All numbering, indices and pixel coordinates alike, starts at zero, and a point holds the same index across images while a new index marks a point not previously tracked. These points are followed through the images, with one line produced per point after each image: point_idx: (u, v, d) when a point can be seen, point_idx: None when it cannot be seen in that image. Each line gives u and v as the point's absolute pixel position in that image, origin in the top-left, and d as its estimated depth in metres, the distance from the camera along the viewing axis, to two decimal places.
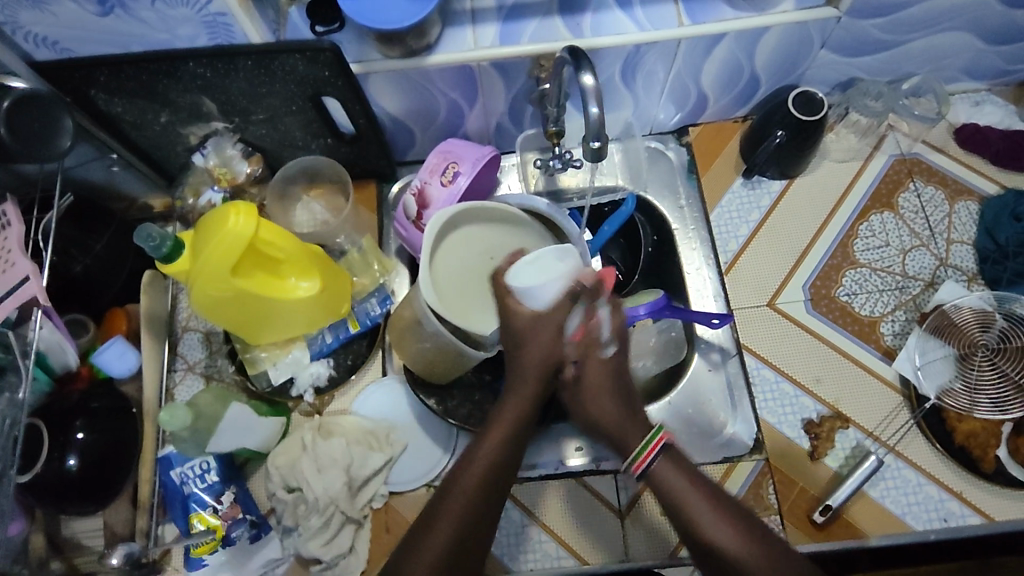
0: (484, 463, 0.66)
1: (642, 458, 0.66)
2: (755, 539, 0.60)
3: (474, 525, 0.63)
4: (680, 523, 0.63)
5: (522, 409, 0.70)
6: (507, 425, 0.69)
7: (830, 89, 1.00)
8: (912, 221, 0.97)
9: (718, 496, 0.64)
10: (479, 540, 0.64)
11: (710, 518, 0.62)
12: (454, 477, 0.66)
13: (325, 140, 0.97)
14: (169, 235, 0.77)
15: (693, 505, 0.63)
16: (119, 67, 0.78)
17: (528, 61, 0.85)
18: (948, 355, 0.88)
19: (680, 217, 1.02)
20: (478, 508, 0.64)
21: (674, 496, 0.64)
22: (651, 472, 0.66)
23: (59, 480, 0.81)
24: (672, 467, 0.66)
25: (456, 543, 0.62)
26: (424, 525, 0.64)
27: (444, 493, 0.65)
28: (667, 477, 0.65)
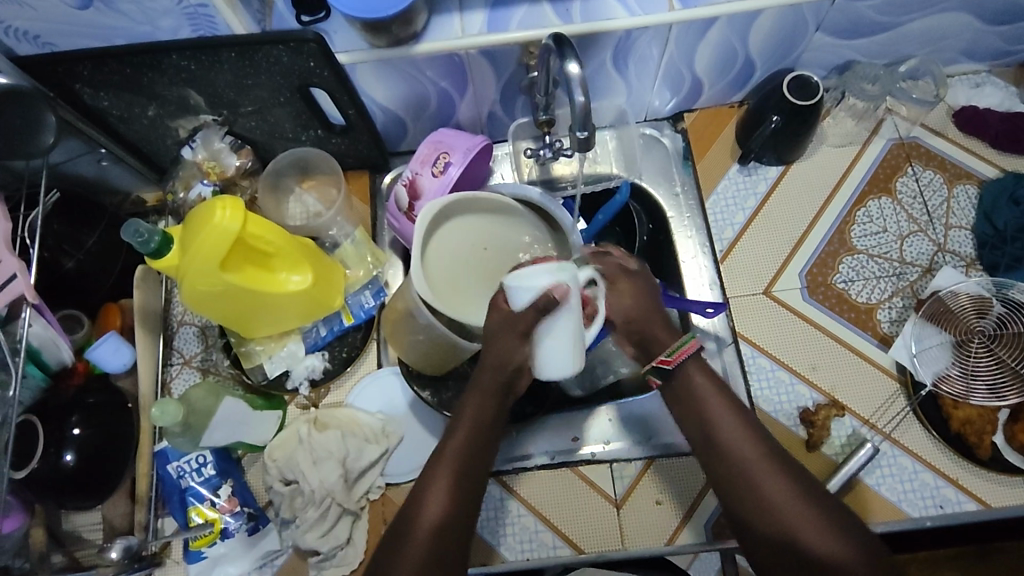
0: (451, 470, 0.66)
1: (673, 358, 0.67)
2: (776, 456, 0.63)
3: (446, 533, 0.63)
4: (702, 431, 0.66)
5: (480, 416, 0.69)
6: (467, 433, 0.68)
7: (827, 73, 0.98)
8: (910, 206, 0.96)
9: (742, 412, 0.66)
10: (456, 547, 0.63)
11: (733, 430, 0.64)
12: (422, 487, 0.66)
13: (316, 132, 0.96)
14: (157, 230, 0.77)
15: (718, 417, 0.65)
16: (103, 61, 0.77)
17: (517, 49, 0.84)
18: (944, 342, 0.87)
19: (675, 205, 1.01)
20: (451, 516, 0.64)
21: (699, 403, 0.66)
22: (678, 376, 0.68)
23: (55, 475, 0.82)
24: (698, 372, 0.67)
25: (430, 550, 0.62)
26: (398, 536, 0.64)
27: (414, 505, 0.65)
28: (696, 381, 0.67)
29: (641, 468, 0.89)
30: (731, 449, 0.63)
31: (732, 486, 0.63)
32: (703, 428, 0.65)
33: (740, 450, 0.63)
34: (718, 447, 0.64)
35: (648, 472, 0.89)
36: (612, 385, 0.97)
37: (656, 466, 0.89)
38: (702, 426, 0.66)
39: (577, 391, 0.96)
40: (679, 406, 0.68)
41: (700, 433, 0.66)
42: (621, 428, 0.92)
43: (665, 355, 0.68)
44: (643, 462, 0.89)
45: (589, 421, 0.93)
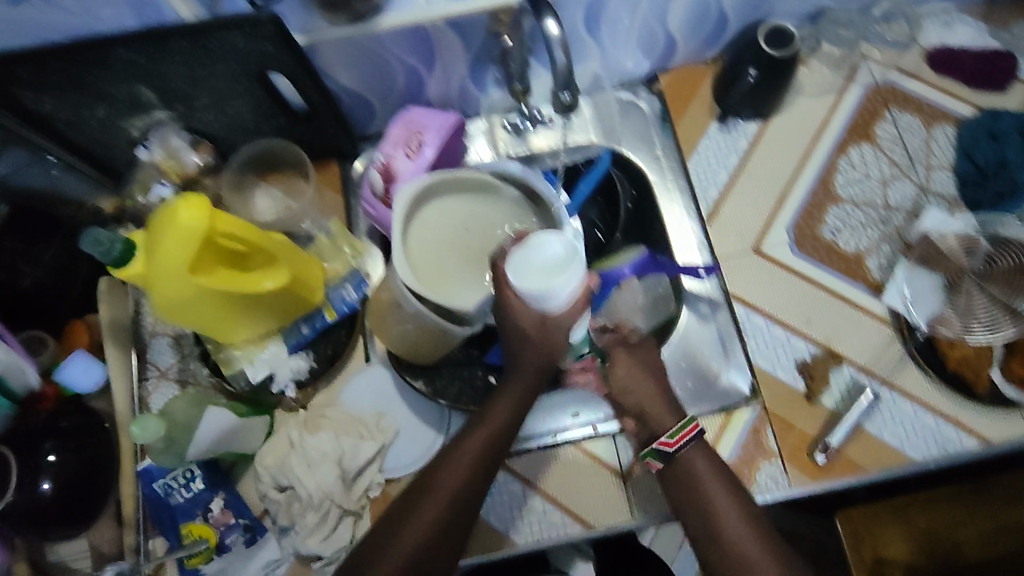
0: (481, 442, 0.70)
1: (676, 440, 0.73)
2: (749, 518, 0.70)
3: (466, 496, 0.68)
4: (686, 494, 0.73)
5: (518, 399, 0.72)
6: (501, 414, 0.71)
7: (800, 22, 0.97)
8: (891, 151, 0.95)
9: (732, 486, 0.72)
10: (469, 509, 0.68)
11: (719, 499, 0.71)
12: (452, 451, 0.70)
13: (279, 120, 0.91)
14: (119, 237, 0.72)
15: (708, 486, 0.72)
16: (42, 60, 0.72)
17: (486, 17, 0.81)
18: (936, 284, 0.87)
19: (657, 168, 0.99)
20: (473, 481, 0.68)
21: (693, 480, 0.73)
22: (679, 456, 0.74)
23: (34, 504, 0.78)
24: (699, 454, 0.74)
25: (449, 510, 0.67)
26: (420, 492, 0.68)
27: (441, 465, 0.69)
28: (694, 463, 0.74)
29: None
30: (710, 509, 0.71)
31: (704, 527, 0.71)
32: (691, 495, 0.72)
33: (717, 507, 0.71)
34: (698, 506, 0.71)
35: None
36: None
37: None
38: (688, 492, 0.73)
39: None
40: (675, 480, 0.74)
41: (685, 492, 0.73)
42: None
43: (668, 437, 0.73)
44: None
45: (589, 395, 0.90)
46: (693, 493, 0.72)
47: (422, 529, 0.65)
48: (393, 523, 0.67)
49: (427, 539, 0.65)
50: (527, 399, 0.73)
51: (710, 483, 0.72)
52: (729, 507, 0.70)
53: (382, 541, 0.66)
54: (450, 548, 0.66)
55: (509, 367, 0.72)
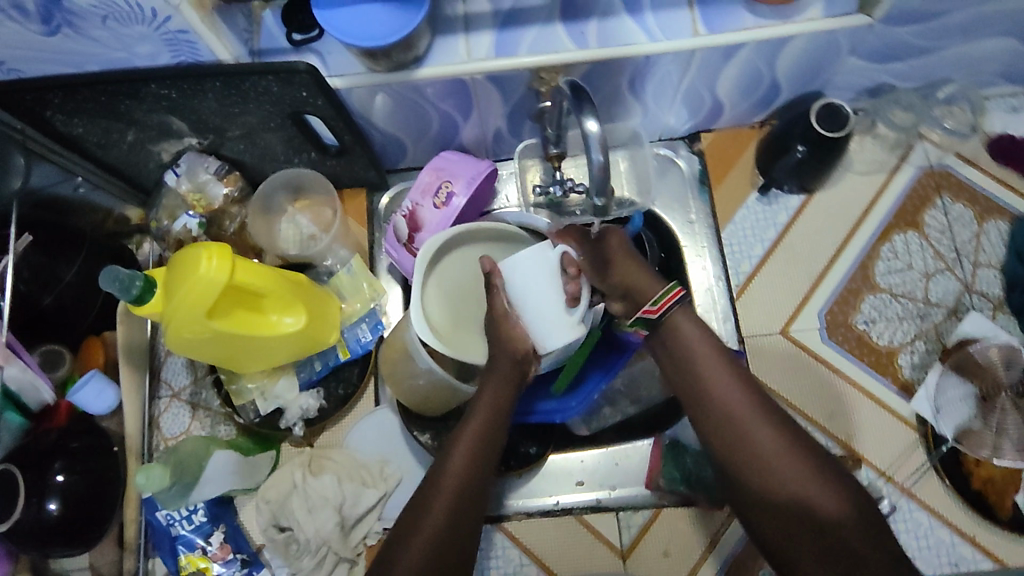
0: (468, 448, 0.67)
1: (658, 307, 0.67)
2: (759, 407, 0.63)
3: (464, 504, 0.65)
4: (688, 386, 0.65)
5: (498, 398, 0.70)
6: (482, 420, 0.69)
7: (858, 96, 0.91)
8: (937, 243, 0.92)
9: (725, 355, 0.66)
10: (473, 516, 0.65)
11: (718, 381, 0.64)
12: (443, 462, 0.67)
13: (309, 154, 0.90)
14: (139, 274, 0.72)
15: (701, 361, 0.65)
16: (74, 88, 0.71)
17: (528, 74, 0.78)
18: (967, 396, 0.83)
19: (691, 235, 0.95)
20: (469, 492, 0.65)
21: (682, 352, 0.66)
22: (663, 324, 0.68)
23: (37, 526, 0.77)
24: (685, 321, 0.67)
25: (450, 518, 0.63)
26: (419, 503, 0.65)
27: (435, 477, 0.66)
28: (682, 327, 0.67)
29: (647, 518, 0.87)
30: (720, 409, 0.63)
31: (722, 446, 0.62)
32: (692, 389, 0.65)
33: (727, 404, 0.63)
34: (712, 413, 0.63)
35: (655, 521, 0.87)
36: (621, 424, 0.92)
37: (663, 516, 0.87)
38: (686, 376, 0.66)
39: (583, 430, 0.92)
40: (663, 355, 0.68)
41: (685, 379, 0.66)
42: (631, 473, 0.90)
43: (651, 304, 0.67)
44: (650, 511, 0.88)
45: (597, 464, 0.90)
46: (692, 384, 0.65)
47: (425, 537, 0.62)
48: (396, 537, 0.64)
49: (434, 547, 0.62)
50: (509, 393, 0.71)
51: (698, 348, 0.66)
52: (726, 385, 0.64)
53: (387, 556, 0.63)
54: (463, 551, 0.64)
55: (485, 374, 0.73)
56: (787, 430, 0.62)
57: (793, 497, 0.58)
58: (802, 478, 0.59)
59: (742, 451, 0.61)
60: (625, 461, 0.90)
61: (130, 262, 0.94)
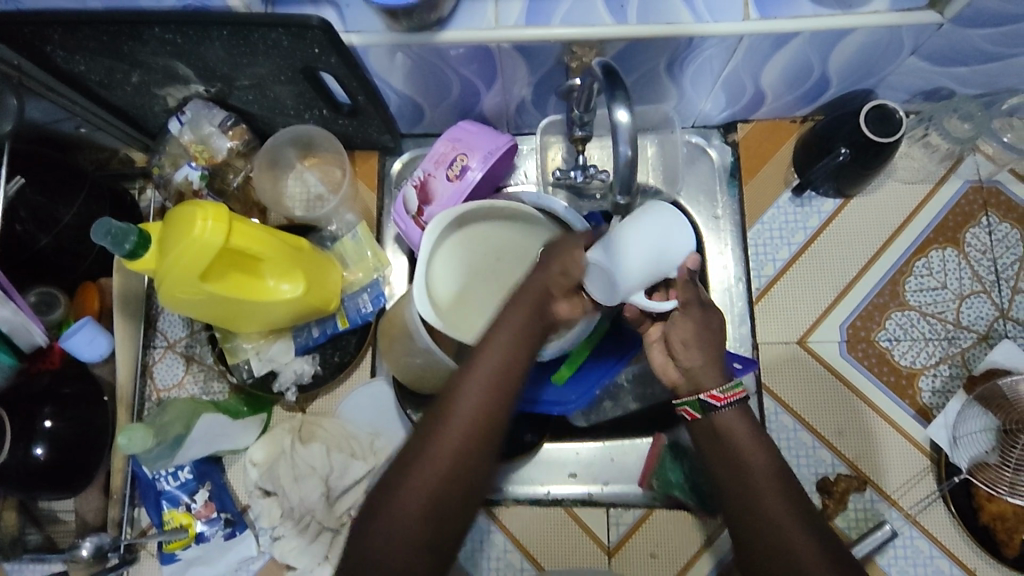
0: (490, 374, 0.58)
1: (724, 397, 0.62)
2: (800, 513, 0.57)
3: (480, 439, 0.57)
4: (732, 482, 0.60)
5: (543, 286, 0.63)
6: (511, 339, 0.60)
7: (911, 97, 0.85)
8: (977, 263, 0.86)
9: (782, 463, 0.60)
10: (481, 459, 0.57)
11: (764, 478, 0.59)
12: (459, 385, 0.59)
13: (321, 111, 0.85)
14: (133, 228, 0.68)
15: (754, 461, 0.60)
16: (75, 26, 0.67)
17: (559, 47, 0.72)
18: (988, 428, 0.78)
19: (714, 228, 0.90)
20: (487, 428, 0.57)
21: (735, 447, 0.61)
22: (719, 413, 0.63)
23: (25, 469, 0.76)
24: (741, 420, 0.62)
25: (464, 451, 0.56)
26: (419, 443, 0.57)
27: (447, 400, 0.58)
28: (734, 427, 0.62)
29: (638, 517, 0.84)
30: (764, 510, 0.57)
31: (754, 549, 0.57)
32: (733, 483, 0.60)
33: (770, 510, 0.57)
34: (752, 510, 0.58)
35: (646, 522, 0.84)
36: (620, 420, 0.89)
37: (655, 517, 0.84)
38: (735, 470, 0.60)
39: (581, 422, 0.89)
40: (707, 445, 0.63)
41: (731, 470, 0.60)
42: (626, 470, 0.87)
43: (716, 392, 0.62)
44: (642, 510, 0.84)
45: (590, 458, 0.88)
46: (739, 480, 0.60)
47: (418, 497, 0.55)
48: (397, 471, 0.57)
49: (429, 502, 0.55)
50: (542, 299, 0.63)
51: (753, 456, 0.60)
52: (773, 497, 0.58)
53: (382, 498, 0.56)
54: (471, 485, 0.57)
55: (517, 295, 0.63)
56: (820, 536, 0.56)
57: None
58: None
59: (777, 554, 0.56)
60: (622, 455, 0.87)
61: (130, 208, 0.91)
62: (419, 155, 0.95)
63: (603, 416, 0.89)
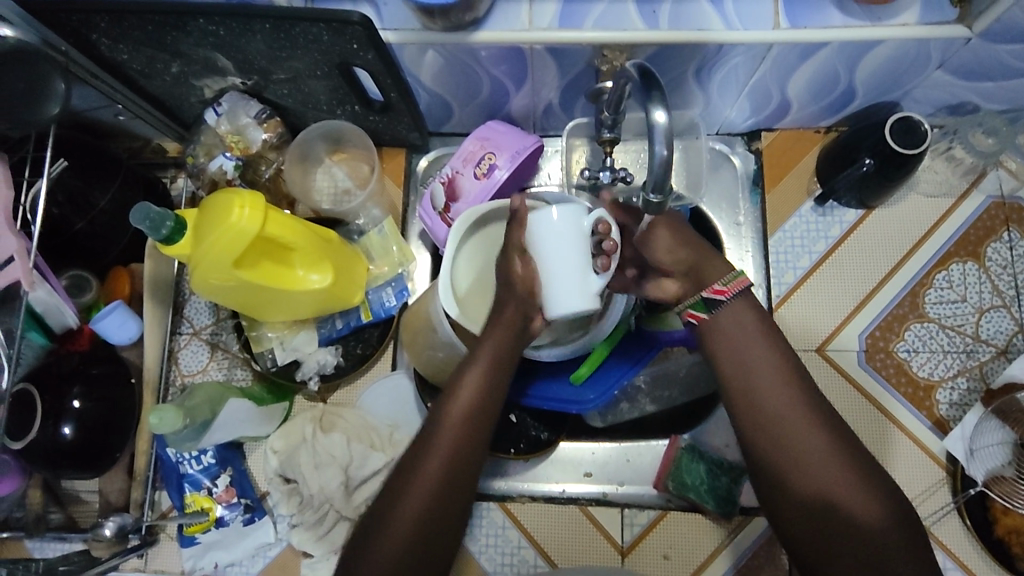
0: (464, 408, 0.64)
1: (727, 290, 0.65)
2: (811, 407, 0.62)
3: (459, 468, 0.63)
4: (738, 375, 0.64)
5: (507, 328, 0.66)
6: (483, 369, 0.65)
7: (936, 110, 0.86)
8: (997, 277, 0.87)
9: (780, 351, 0.64)
10: (463, 480, 0.63)
11: (769, 373, 0.63)
12: (438, 420, 0.65)
13: (353, 107, 0.86)
14: (170, 213, 0.69)
15: (756, 352, 0.64)
16: (122, 15, 0.69)
17: (590, 50, 0.74)
18: (1005, 442, 0.78)
19: (735, 235, 0.92)
20: (462, 456, 0.64)
21: (741, 338, 0.64)
22: (721, 307, 0.66)
23: (54, 447, 0.78)
24: (747, 311, 0.65)
25: (445, 478, 0.63)
26: (407, 470, 0.63)
27: (430, 435, 0.64)
28: (736, 319, 0.65)
29: (653, 518, 0.85)
30: (775, 404, 0.62)
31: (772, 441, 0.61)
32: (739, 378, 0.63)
33: (782, 403, 0.62)
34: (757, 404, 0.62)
35: (660, 523, 0.84)
36: (637, 421, 0.90)
37: (669, 519, 0.84)
38: (743, 366, 0.63)
39: (598, 422, 0.89)
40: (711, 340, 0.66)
41: (737, 368, 0.64)
42: (641, 471, 0.87)
43: (719, 285, 0.66)
44: (657, 512, 0.85)
45: (606, 458, 0.88)
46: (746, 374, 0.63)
47: (409, 516, 0.61)
48: (389, 498, 0.63)
49: (418, 522, 0.61)
50: (509, 344, 0.66)
51: (754, 344, 0.64)
52: (784, 387, 0.62)
53: (377, 519, 0.62)
54: (457, 501, 0.63)
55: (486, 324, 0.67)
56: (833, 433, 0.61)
57: (830, 506, 0.59)
58: (854, 499, 0.58)
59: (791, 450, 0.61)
60: (639, 456, 0.88)
61: (162, 195, 0.93)
62: (446, 153, 0.97)
63: (620, 416, 0.90)
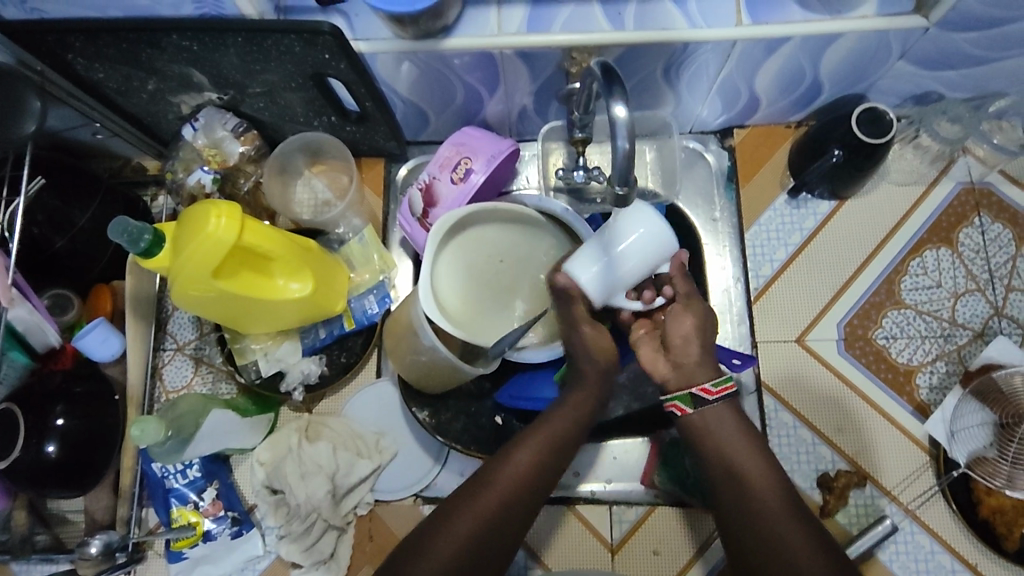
0: (530, 459, 0.66)
1: (716, 391, 0.64)
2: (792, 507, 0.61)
3: (515, 505, 0.64)
4: (723, 475, 0.64)
5: (586, 408, 0.71)
6: (566, 423, 0.69)
7: (903, 101, 0.87)
8: (970, 262, 0.88)
9: (765, 450, 0.64)
10: (518, 521, 0.64)
11: (756, 478, 0.62)
12: (507, 458, 0.66)
13: (329, 118, 0.87)
14: (148, 227, 0.70)
15: (740, 452, 0.64)
16: (96, 33, 0.69)
17: (559, 53, 0.75)
18: (985, 423, 0.79)
19: (712, 231, 0.93)
20: (523, 495, 0.65)
21: (726, 439, 0.64)
22: (709, 407, 0.65)
23: (36, 466, 0.77)
24: (730, 413, 0.65)
25: (501, 513, 0.63)
26: (468, 495, 0.64)
27: (488, 472, 0.65)
28: (724, 422, 0.65)
29: (641, 514, 0.85)
30: (757, 507, 0.61)
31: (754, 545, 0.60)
32: (726, 478, 0.63)
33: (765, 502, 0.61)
34: (739, 503, 0.62)
35: (649, 519, 0.85)
36: (623, 419, 0.90)
37: (657, 515, 0.85)
38: (727, 468, 0.63)
39: None
40: (699, 440, 0.66)
41: (722, 469, 0.64)
42: (628, 467, 0.87)
43: (708, 385, 0.64)
44: (645, 507, 0.85)
45: (588, 456, 0.87)
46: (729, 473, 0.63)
47: (462, 539, 0.61)
48: (441, 518, 0.63)
49: (466, 549, 0.61)
50: (579, 418, 0.70)
51: (738, 445, 0.64)
52: (764, 485, 0.62)
53: (421, 542, 0.62)
54: (506, 544, 0.63)
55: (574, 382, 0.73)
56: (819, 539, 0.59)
57: None
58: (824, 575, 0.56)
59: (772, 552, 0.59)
60: (625, 452, 0.88)
61: (143, 213, 0.93)
62: (425, 161, 0.98)
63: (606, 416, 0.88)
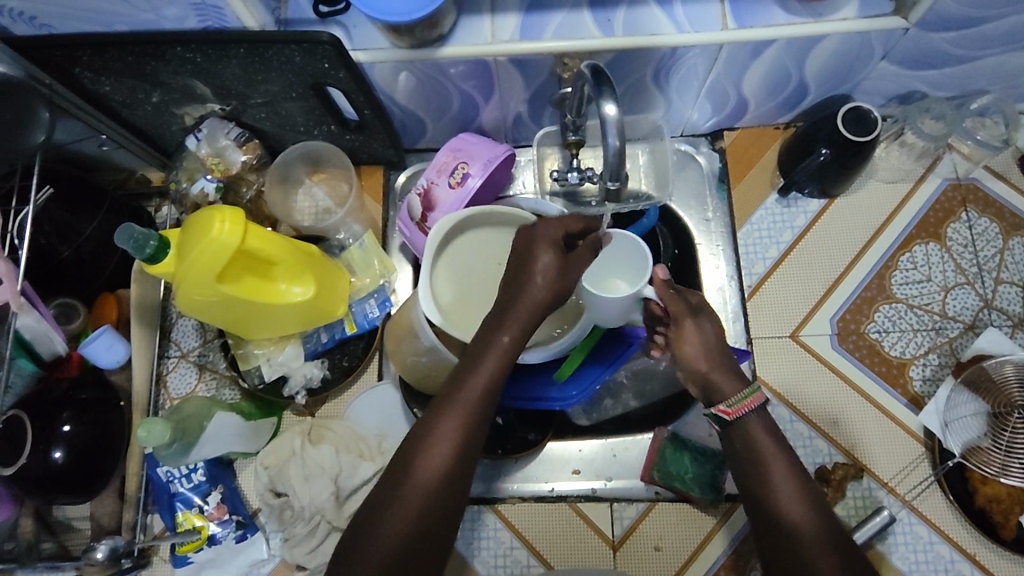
0: (463, 419, 0.60)
1: (734, 410, 0.62)
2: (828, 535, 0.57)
3: (456, 469, 0.59)
4: (755, 494, 0.60)
5: (512, 345, 0.61)
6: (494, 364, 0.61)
7: (888, 101, 0.90)
8: (959, 256, 0.90)
9: (802, 472, 0.60)
10: (463, 482, 0.60)
11: (790, 500, 0.58)
12: (435, 420, 0.60)
13: (329, 127, 0.90)
14: (153, 234, 0.72)
15: (773, 468, 0.60)
16: (103, 47, 0.72)
17: (552, 59, 0.78)
18: (979, 412, 0.81)
19: (705, 231, 0.94)
20: (462, 456, 0.60)
21: (756, 458, 0.61)
22: (735, 426, 0.62)
23: (42, 472, 0.78)
24: (762, 431, 0.62)
25: (442, 483, 0.59)
26: (403, 470, 0.59)
27: (423, 436, 0.60)
28: (758, 439, 0.61)
29: (641, 511, 0.86)
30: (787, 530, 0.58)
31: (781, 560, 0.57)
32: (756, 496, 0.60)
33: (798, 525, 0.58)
34: (773, 525, 0.58)
35: (649, 515, 0.85)
36: (620, 417, 0.92)
37: (657, 511, 0.86)
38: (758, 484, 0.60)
39: (584, 420, 0.92)
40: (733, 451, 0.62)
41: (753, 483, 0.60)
42: (628, 465, 0.88)
43: (725, 405, 0.62)
44: (645, 504, 0.86)
45: (592, 454, 0.89)
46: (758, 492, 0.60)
47: (404, 520, 0.58)
48: (382, 501, 0.59)
49: (410, 528, 0.58)
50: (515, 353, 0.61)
51: (772, 462, 0.60)
52: (797, 509, 0.58)
53: (363, 530, 0.58)
54: (454, 506, 0.59)
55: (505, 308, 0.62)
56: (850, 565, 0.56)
57: None
58: None
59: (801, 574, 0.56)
60: (626, 450, 0.89)
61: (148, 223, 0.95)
62: (422, 168, 1.00)
63: (603, 413, 0.92)
